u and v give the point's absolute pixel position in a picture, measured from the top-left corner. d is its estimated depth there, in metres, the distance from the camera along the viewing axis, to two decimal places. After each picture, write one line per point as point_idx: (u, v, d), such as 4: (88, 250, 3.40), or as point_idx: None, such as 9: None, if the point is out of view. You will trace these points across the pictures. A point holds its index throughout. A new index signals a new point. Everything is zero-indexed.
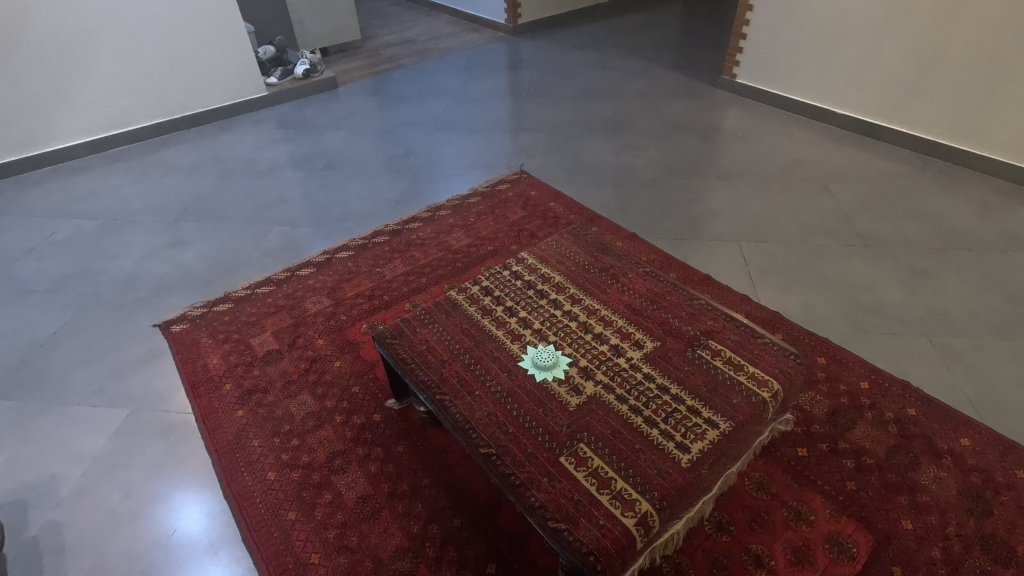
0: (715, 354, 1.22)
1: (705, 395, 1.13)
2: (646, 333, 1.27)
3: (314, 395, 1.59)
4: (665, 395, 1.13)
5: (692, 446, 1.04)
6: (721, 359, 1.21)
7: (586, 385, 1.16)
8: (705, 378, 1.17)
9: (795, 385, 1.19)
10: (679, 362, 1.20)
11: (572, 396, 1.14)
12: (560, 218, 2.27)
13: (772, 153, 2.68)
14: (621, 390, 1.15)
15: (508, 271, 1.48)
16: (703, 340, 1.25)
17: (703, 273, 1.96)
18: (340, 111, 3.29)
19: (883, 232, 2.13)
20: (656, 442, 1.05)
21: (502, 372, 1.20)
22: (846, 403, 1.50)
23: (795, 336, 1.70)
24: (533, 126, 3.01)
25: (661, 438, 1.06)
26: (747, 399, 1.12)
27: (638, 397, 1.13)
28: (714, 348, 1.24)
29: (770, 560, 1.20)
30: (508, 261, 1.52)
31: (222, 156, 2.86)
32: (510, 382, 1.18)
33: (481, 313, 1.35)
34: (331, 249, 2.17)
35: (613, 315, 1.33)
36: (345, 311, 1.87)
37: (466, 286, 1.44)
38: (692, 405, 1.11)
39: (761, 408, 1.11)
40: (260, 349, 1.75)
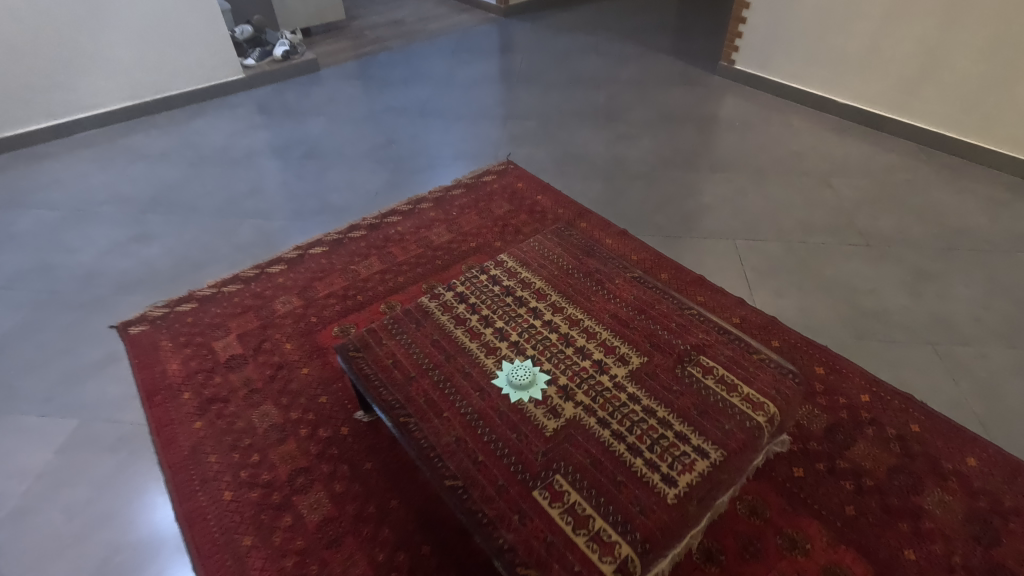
0: (707, 372, 1.11)
1: (694, 419, 1.03)
2: (632, 347, 1.17)
3: (279, 406, 1.49)
4: (650, 418, 1.03)
5: (678, 479, 0.95)
6: (713, 377, 1.11)
7: (565, 407, 1.06)
8: (696, 399, 1.07)
9: (794, 407, 1.09)
10: (668, 380, 1.10)
11: (549, 419, 1.04)
12: (547, 212, 2.16)
13: (770, 145, 2.56)
14: (603, 412, 1.05)
15: (486, 275, 1.37)
16: (693, 356, 1.15)
17: (696, 273, 1.85)
18: (322, 96, 3.15)
19: (885, 230, 2.03)
20: (640, 473, 0.96)
21: (474, 392, 1.10)
22: (846, 417, 1.41)
23: (792, 344, 1.60)
24: (522, 113, 2.88)
25: (645, 469, 0.96)
26: (741, 424, 1.03)
27: (621, 420, 1.03)
28: (706, 364, 1.13)
29: None
30: (486, 264, 1.41)
31: (195, 142, 2.72)
32: (481, 403, 1.08)
33: (453, 323, 1.25)
34: (304, 244, 2.05)
35: (596, 326, 1.22)
36: (316, 312, 1.76)
37: (439, 292, 1.33)
38: (680, 431, 1.01)
39: (756, 434, 1.02)
40: (223, 354, 1.64)
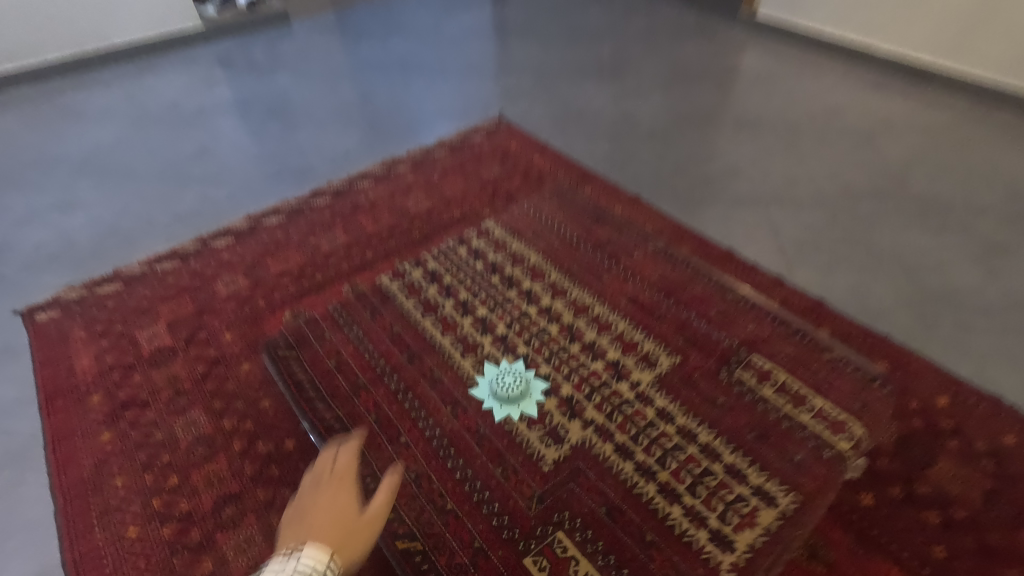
0: (762, 381, 1.00)
1: (753, 448, 0.91)
2: (661, 347, 1.07)
3: (210, 412, 1.19)
4: (686, 450, 0.92)
5: (732, 532, 0.83)
6: (771, 385, 0.99)
7: (570, 430, 0.97)
8: (751, 417, 0.94)
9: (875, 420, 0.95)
10: (710, 389, 0.99)
11: (550, 447, 0.95)
12: (546, 176, 1.83)
13: (801, 100, 2.23)
14: (622, 436, 0.95)
15: (464, 247, 1.31)
16: (744, 355, 1.04)
17: (724, 247, 1.54)
18: (291, 49, 2.79)
19: (944, 195, 1.71)
20: (673, 523, 0.86)
21: (441, 410, 1.02)
22: (921, 427, 1.12)
23: (845, 332, 1.30)
24: (517, 67, 2.53)
25: (681, 517, 0.86)
26: (816, 454, 0.89)
27: (650, 451, 0.93)
28: (761, 367, 1.02)
29: None
30: (468, 233, 1.34)
31: (142, 99, 2.37)
32: (455, 424, 1.00)
33: (423, 310, 1.18)
34: (258, 213, 1.73)
35: (611, 316, 1.13)
36: (264, 294, 1.46)
37: (402, 270, 1.27)
38: (731, 466, 0.89)
39: (839, 467, 0.87)
40: (147, 346, 1.33)
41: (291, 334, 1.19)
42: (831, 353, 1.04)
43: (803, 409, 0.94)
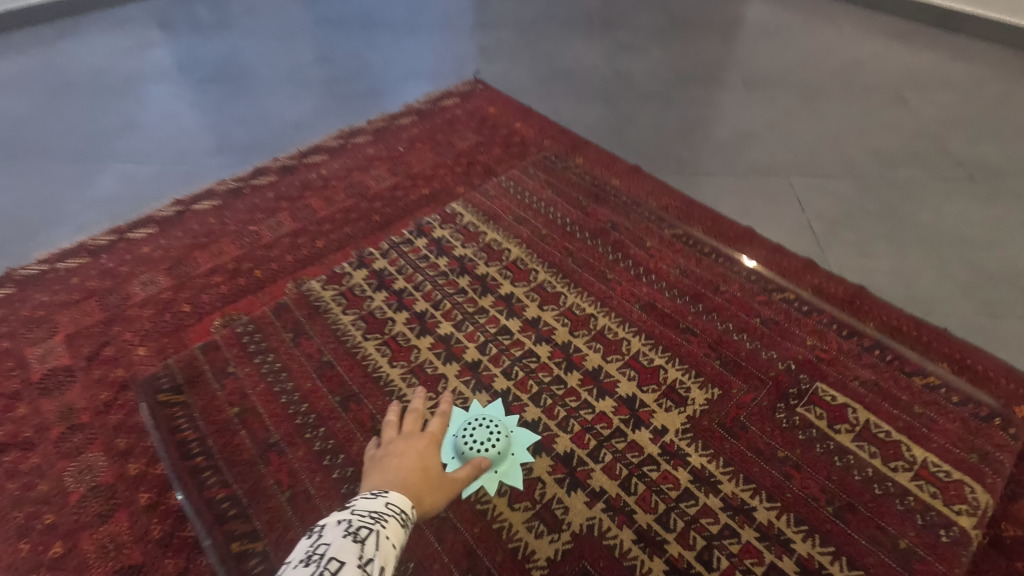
0: (826, 431, 0.90)
1: (817, 527, 0.81)
2: (693, 379, 0.97)
3: (111, 453, 0.94)
4: (735, 533, 0.80)
5: None
6: (848, 431, 0.90)
7: (574, 505, 0.84)
8: (829, 484, 0.85)
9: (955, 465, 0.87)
10: (772, 439, 0.89)
11: (571, 521, 0.83)
12: (529, 145, 1.57)
13: (817, 53, 1.97)
14: (644, 514, 0.83)
15: (423, 244, 1.24)
16: (806, 391, 0.95)
17: (742, 224, 1.30)
18: (237, 5, 2.45)
19: (991, 158, 1.48)
20: None
21: None
22: (1004, 447, 0.89)
23: (896, 326, 1.07)
24: (495, 21, 2.23)
25: None
26: (892, 532, 0.80)
27: (691, 533, 0.81)
28: (828, 403, 0.94)
29: None
30: (423, 224, 1.28)
31: (60, 66, 2.05)
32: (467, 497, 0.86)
33: (367, 330, 1.09)
34: (188, 197, 1.45)
35: (630, 340, 1.03)
36: (190, 296, 1.19)
37: (343, 277, 1.19)
38: (792, 554, 0.79)
39: (957, 550, 0.79)
40: (39, 367, 1.07)
41: (181, 373, 1.04)
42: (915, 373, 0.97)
43: (899, 469, 0.86)
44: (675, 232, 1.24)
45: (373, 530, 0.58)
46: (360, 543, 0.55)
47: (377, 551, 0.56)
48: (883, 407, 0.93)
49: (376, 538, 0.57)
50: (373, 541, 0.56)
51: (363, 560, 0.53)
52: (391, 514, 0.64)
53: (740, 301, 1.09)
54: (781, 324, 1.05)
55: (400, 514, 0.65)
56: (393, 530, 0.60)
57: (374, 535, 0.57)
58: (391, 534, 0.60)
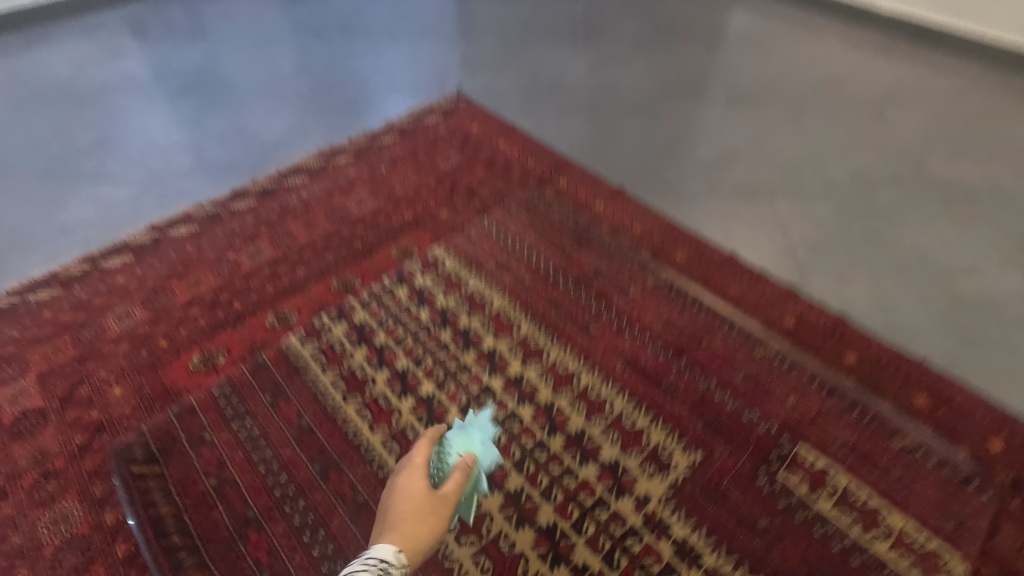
0: (810, 486, 0.92)
1: None
2: (676, 443, 0.97)
3: (87, 500, 0.93)
4: None
5: None
6: (829, 493, 0.91)
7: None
8: (805, 548, 0.86)
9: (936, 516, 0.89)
10: (751, 504, 0.91)
11: None
12: (513, 165, 1.55)
13: (800, 66, 1.97)
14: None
15: (404, 293, 1.21)
16: (788, 450, 0.96)
17: (724, 250, 1.31)
18: (213, 12, 2.38)
19: (969, 179, 1.49)
20: None
21: None
22: (976, 483, 0.92)
23: (875, 358, 1.09)
24: (477, 30, 2.20)
25: None
26: None
27: None
28: (811, 468, 0.94)
29: None
30: (408, 271, 1.26)
31: (27, 77, 1.98)
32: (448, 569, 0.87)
33: (347, 390, 1.06)
34: (163, 222, 1.42)
35: (612, 396, 1.03)
36: (167, 330, 1.17)
37: (323, 328, 1.15)
38: None
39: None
40: (10, 409, 1.04)
41: (154, 440, 0.99)
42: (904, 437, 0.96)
43: (877, 538, 0.87)
44: (657, 281, 1.21)
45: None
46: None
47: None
48: (863, 469, 0.94)
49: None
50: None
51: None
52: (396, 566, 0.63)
53: (723, 358, 1.07)
54: (754, 370, 1.06)
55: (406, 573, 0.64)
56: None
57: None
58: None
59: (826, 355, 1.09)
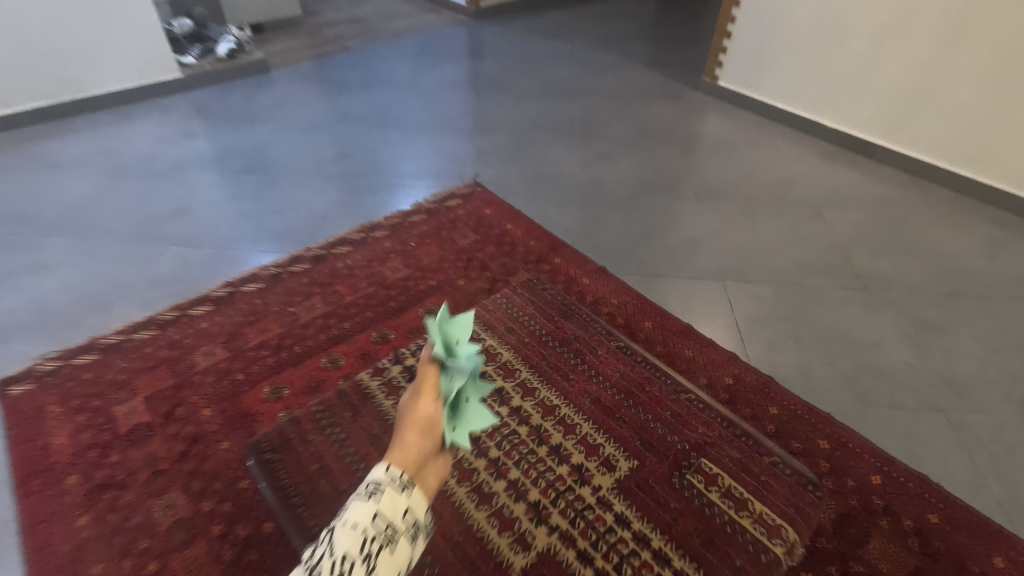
0: (709, 484, 1.13)
1: (700, 553, 1.02)
2: (620, 451, 1.18)
3: (187, 493, 1.22)
4: (643, 554, 1.02)
5: None
6: (718, 490, 1.11)
7: (536, 536, 1.05)
8: (700, 523, 1.06)
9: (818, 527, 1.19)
10: (663, 494, 1.11)
11: (517, 553, 1.03)
12: (517, 244, 1.92)
13: (757, 170, 2.37)
14: (584, 541, 1.04)
15: None
16: (694, 461, 1.17)
17: (683, 322, 1.65)
18: (269, 100, 2.83)
19: (884, 271, 1.85)
20: None
21: None
22: (858, 506, 1.22)
23: (792, 410, 1.41)
24: (491, 127, 2.63)
25: None
26: (756, 558, 1.01)
27: (609, 556, 1.02)
28: (708, 473, 1.15)
29: None
30: None
31: (117, 151, 2.37)
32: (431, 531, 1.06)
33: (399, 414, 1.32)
34: (236, 279, 1.76)
35: (573, 415, 1.26)
36: (243, 367, 1.49)
37: (382, 369, 1.45)
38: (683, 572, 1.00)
39: (773, 569, 0.99)
40: (125, 423, 1.35)
41: (276, 438, 1.29)
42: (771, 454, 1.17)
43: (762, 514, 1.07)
44: (617, 343, 1.44)
45: (371, 505, 0.65)
46: (370, 530, 0.63)
47: (379, 559, 0.62)
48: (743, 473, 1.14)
49: (377, 533, 0.63)
50: (380, 517, 0.64)
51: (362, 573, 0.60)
52: (391, 483, 0.68)
53: (659, 399, 1.29)
54: (677, 410, 1.27)
55: (405, 486, 0.68)
56: (391, 507, 0.65)
57: (375, 511, 0.64)
58: (389, 517, 0.65)
59: (753, 408, 1.41)
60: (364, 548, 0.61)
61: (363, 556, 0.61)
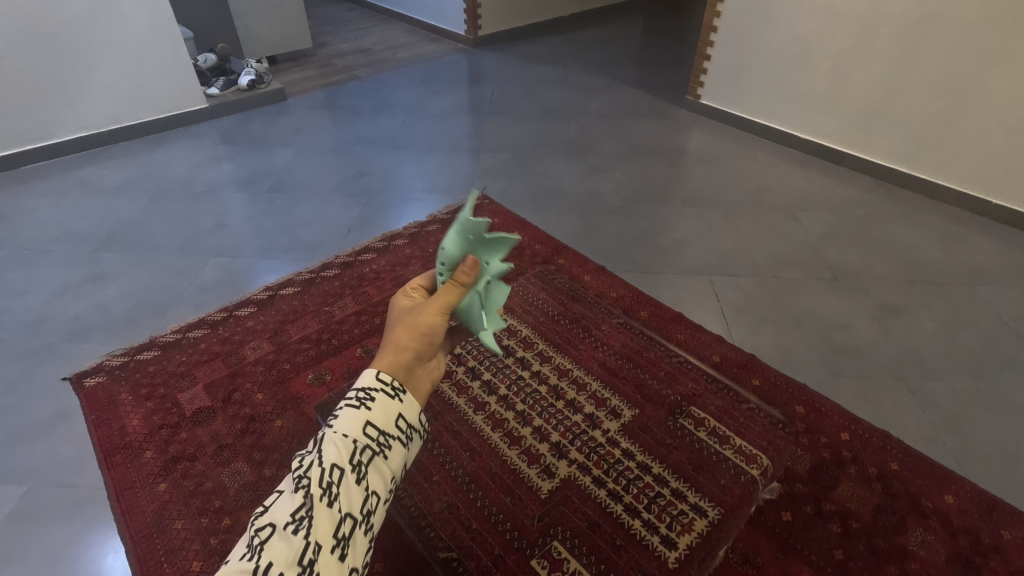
0: (699, 425, 1.34)
1: (691, 474, 1.22)
2: (625, 402, 1.41)
3: (251, 462, 1.41)
4: (646, 477, 1.23)
5: (679, 541, 1.11)
6: (705, 429, 1.32)
7: (558, 467, 1.26)
8: (691, 454, 1.27)
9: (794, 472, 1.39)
10: (661, 433, 1.33)
11: (544, 480, 1.25)
12: (524, 248, 2.14)
13: (738, 178, 2.61)
14: (598, 470, 1.25)
15: None
16: (685, 408, 1.39)
17: (675, 310, 1.86)
18: (289, 125, 3.06)
19: (852, 264, 2.07)
20: (640, 536, 1.14)
21: (464, 454, 1.30)
22: (829, 457, 1.42)
23: (771, 382, 1.61)
24: (495, 145, 2.87)
25: (644, 531, 1.14)
26: (737, 479, 1.20)
27: (617, 479, 1.23)
28: (697, 416, 1.36)
29: (756, 557, 1.23)
30: None
31: (155, 175, 2.59)
32: (473, 465, 1.28)
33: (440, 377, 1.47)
34: (274, 284, 1.97)
35: (585, 376, 1.48)
36: (288, 359, 1.69)
37: None
38: (676, 489, 1.20)
39: (750, 487, 1.18)
40: (189, 407, 1.54)
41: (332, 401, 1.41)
42: (748, 402, 1.38)
43: (743, 445, 1.27)
44: (618, 320, 1.69)
45: (362, 416, 0.69)
46: (359, 441, 0.67)
47: (369, 465, 0.67)
48: (724, 416, 1.35)
49: (367, 443, 0.68)
50: (370, 429, 0.69)
51: (352, 475, 0.66)
52: (381, 391, 0.71)
53: (654, 362, 1.54)
54: (671, 370, 1.51)
55: (397, 392, 0.73)
56: (383, 417, 0.70)
57: (365, 423, 0.68)
58: (379, 427, 0.69)
59: (739, 379, 1.62)
60: (355, 457, 0.66)
61: (354, 464, 0.66)
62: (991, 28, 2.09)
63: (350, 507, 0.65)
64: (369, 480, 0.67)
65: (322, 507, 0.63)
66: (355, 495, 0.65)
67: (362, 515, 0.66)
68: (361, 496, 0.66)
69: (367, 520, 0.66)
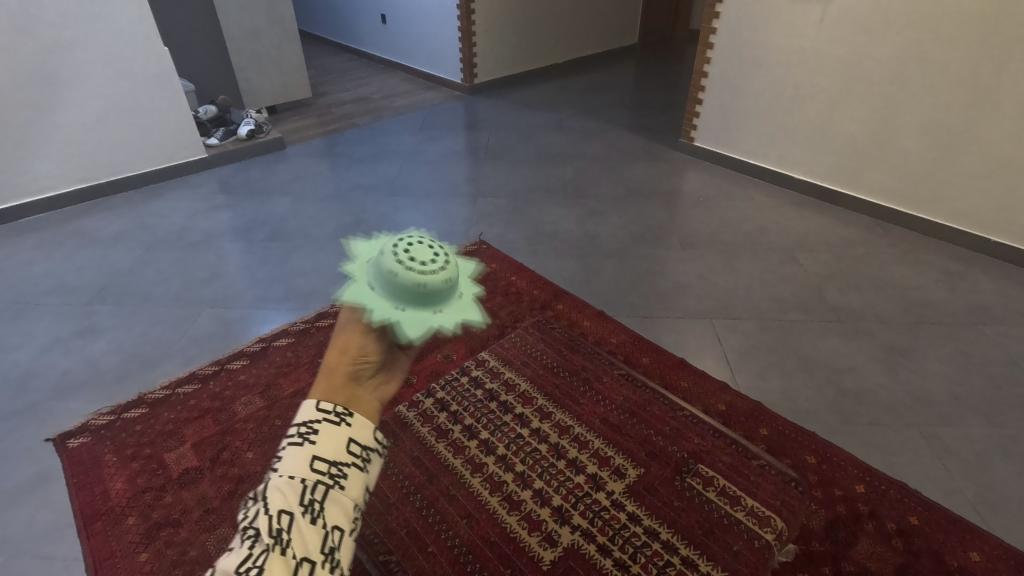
0: (706, 484, 1.30)
1: (701, 539, 1.19)
2: (629, 460, 1.36)
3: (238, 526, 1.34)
4: (654, 544, 1.18)
5: None
6: (715, 489, 1.29)
7: (561, 534, 1.21)
8: (701, 517, 1.23)
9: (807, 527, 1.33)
10: (668, 494, 1.28)
11: (545, 549, 1.19)
12: (522, 294, 2.11)
13: (735, 219, 2.60)
14: (602, 537, 1.20)
15: (468, 377, 1.60)
16: (693, 466, 1.34)
17: (677, 357, 1.82)
18: (287, 173, 3.08)
19: (855, 305, 2.04)
20: None
21: (459, 521, 1.25)
22: (845, 512, 1.36)
23: (780, 431, 1.56)
24: (491, 190, 2.88)
25: None
26: (751, 544, 1.17)
27: (623, 546, 1.18)
28: (705, 475, 1.32)
29: None
30: (470, 366, 1.65)
31: (151, 226, 2.59)
32: (469, 533, 1.23)
33: (436, 436, 1.43)
34: (268, 335, 1.93)
35: (587, 434, 1.43)
36: (280, 414, 1.64)
37: (418, 401, 1.53)
38: (687, 556, 1.15)
39: (765, 553, 1.15)
40: (175, 468, 1.49)
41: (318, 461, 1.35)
42: (758, 458, 1.35)
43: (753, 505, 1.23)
44: (620, 371, 1.64)
45: (306, 453, 0.65)
46: (308, 480, 0.64)
47: (323, 501, 0.65)
48: (732, 475, 1.32)
49: (319, 479, 0.65)
50: (318, 464, 0.65)
51: (304, 517, 0.64)
52: (325, 421, 0.67)
53: (658, 416, 1.49)
54: (675, 424, 1.46)
55: (342, 417, 0.68)
56: (330, 448, 0.66)
57: (312, 458, 0.65)
58: (329, 459, 0.66)
59: (745, 429, 1.57)
60: (305, 497, 0.64)
61: (303, 505, 0.64)
62: (976, 71, 2.14)
63: (306, 550, 0.63)
64: (328, 514, 0.65)
65: (274, 556, 0.62)
66: (311, 537, 0.64)
67: (324, 556, 0.64)
68: (319, 537, 0.64)
69: (330, 559, 0.64)
